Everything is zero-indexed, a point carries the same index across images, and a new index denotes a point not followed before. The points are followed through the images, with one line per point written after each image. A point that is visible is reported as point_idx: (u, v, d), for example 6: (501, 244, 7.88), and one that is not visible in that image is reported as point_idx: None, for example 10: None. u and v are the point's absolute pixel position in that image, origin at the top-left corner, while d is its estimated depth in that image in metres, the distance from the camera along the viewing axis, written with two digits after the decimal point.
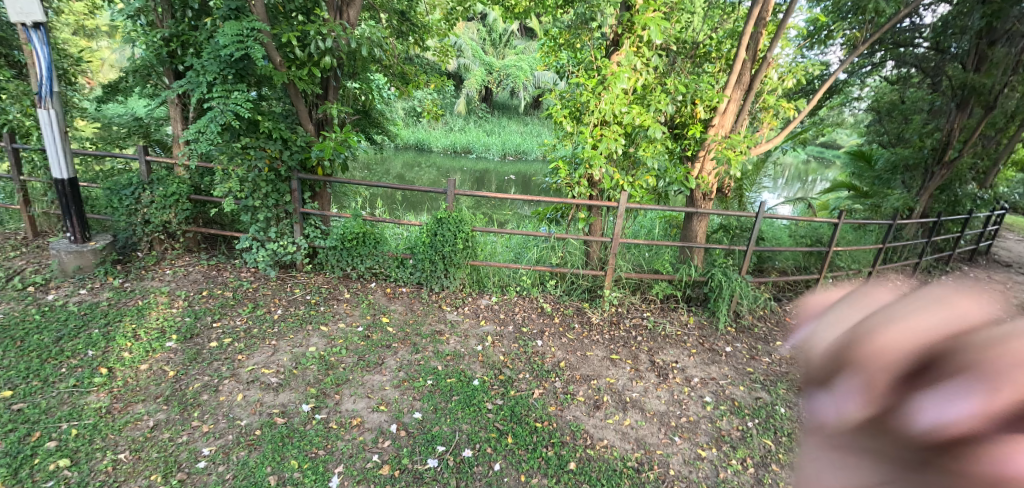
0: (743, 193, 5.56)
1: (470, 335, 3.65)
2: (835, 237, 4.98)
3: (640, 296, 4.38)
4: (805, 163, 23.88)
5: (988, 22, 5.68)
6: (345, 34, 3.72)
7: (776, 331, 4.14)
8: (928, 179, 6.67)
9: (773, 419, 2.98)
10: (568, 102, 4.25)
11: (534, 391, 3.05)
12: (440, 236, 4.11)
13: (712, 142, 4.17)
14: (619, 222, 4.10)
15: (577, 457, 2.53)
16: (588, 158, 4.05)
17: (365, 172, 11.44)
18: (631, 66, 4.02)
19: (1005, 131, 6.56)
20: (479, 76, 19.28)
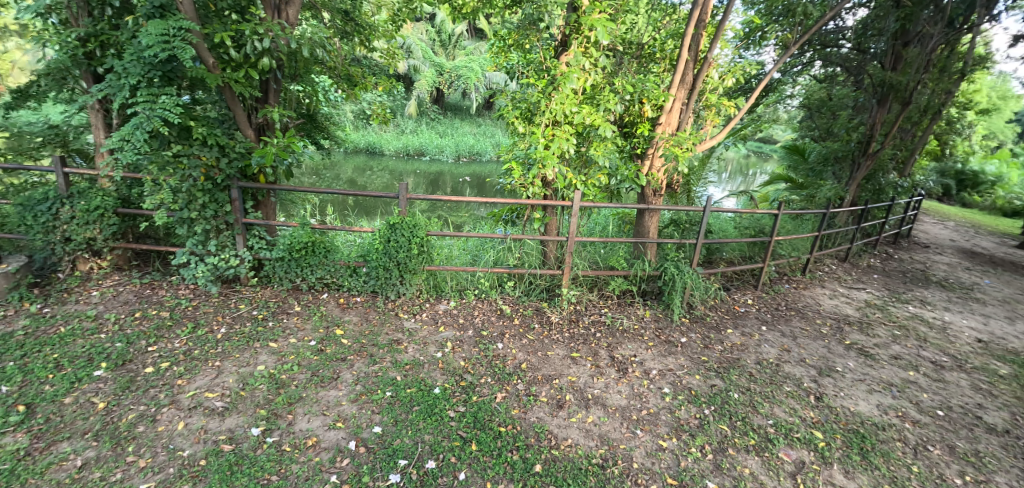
0: (690, 189, 5.77)
1: (430, 341, 3.57)
2: (776, 227, 5.24)
3: (597, 293, 4.43)
4: (745, 157, 25.26)
5: (902, 24, 6.23)
6: (284, 34, 3.54)
7: (726, 320, 4.31)
8: (856, 170, 7.03)
9: (727, 405, 3.09)
10: (519, 103, 4.25)
11: (497, 395, 3.02)
12: (394, 243, 3.96)
13: (660, 140, 4.28)
14: (573, 221, 4.13)
15: (543, 458, 2.52)
16: (541, 158, 3.99)
17: (314, 178, 11.06)
18: (580, 66, 4.06)
19: (920, 124, 7.15)
20: (429, 77, 19.10)
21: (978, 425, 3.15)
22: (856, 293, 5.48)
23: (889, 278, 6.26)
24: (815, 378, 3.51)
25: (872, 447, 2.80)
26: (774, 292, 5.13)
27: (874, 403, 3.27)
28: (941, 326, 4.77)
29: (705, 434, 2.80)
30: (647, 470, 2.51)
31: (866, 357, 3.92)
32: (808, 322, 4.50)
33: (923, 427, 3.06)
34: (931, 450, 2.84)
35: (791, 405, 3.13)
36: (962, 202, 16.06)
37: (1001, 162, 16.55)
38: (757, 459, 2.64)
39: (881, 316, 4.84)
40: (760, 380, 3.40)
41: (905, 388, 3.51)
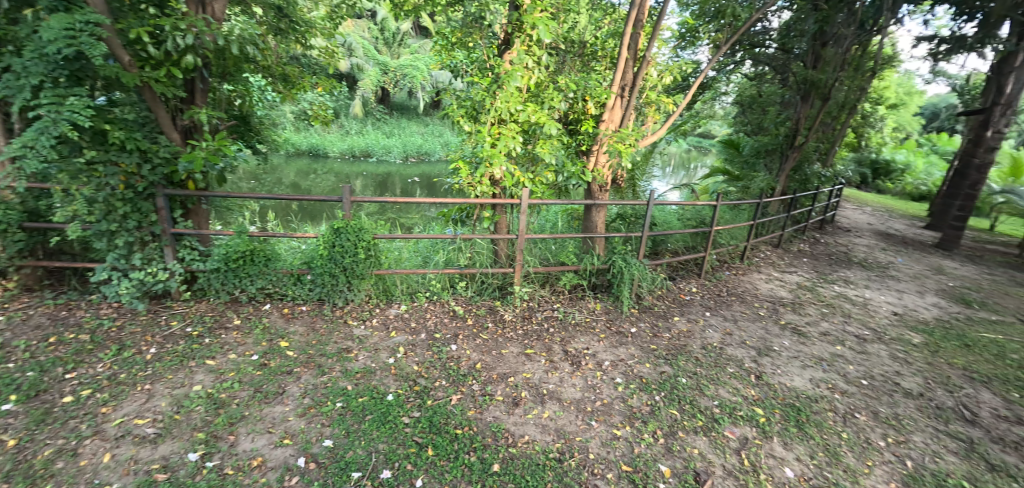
0: (635, 183, 5.95)
1: (381, 347, 3.47)
2: (716, 217, 5.50)
3: (549, 289, 4.49)
4: (686, 152, 26.48)
5: (820, 26, 6.70)
6: (210, 30, 3.32)
7: (673, 309, 4.48)
8: (784, 162, 7.51)
9: (676, 389, 3.21)
10: (464, 102, 4.21)
11: (452, 397, 2.98)
12: (339, 247, 3.82)
13: (604, 136, 4.38)
14: (522, 218, 4.14)
15: (501, 457, 2.52)
16: (488, 156, 3.97)
17: (253, 183, 10.52)
18: (523, 65, 4.07)
19: (838, 118, 7.72)
20: (374, 77, 18.67)
21: (896, 391, 3.45)
22: (789, 276, 5.86)
23: (816, 260, 6.75)
24: (755, 358, 3.72)
25: (808, 419, 3.00)
26: (715, 279, 5.39)
27: (808, 378, 3.51)
28: (862, 302, 5.20)
29: (657, 419, 2.89)
30: (603, 459, 2.56)
31: (799, 336, 4.20)
32: (747, 306, 4.77)
33: (850, 396, 3.32)
34: (858, 417, 3.08)
35: (734, 386, 3.30)
36: (877, 188, 17.58)
37: (907, 151, 18.26)
38: (705, 438, 2.76)
39: (811, 297, 5.20)
40: (705, 364, 3.56)
41: (833, 361, 3.79)
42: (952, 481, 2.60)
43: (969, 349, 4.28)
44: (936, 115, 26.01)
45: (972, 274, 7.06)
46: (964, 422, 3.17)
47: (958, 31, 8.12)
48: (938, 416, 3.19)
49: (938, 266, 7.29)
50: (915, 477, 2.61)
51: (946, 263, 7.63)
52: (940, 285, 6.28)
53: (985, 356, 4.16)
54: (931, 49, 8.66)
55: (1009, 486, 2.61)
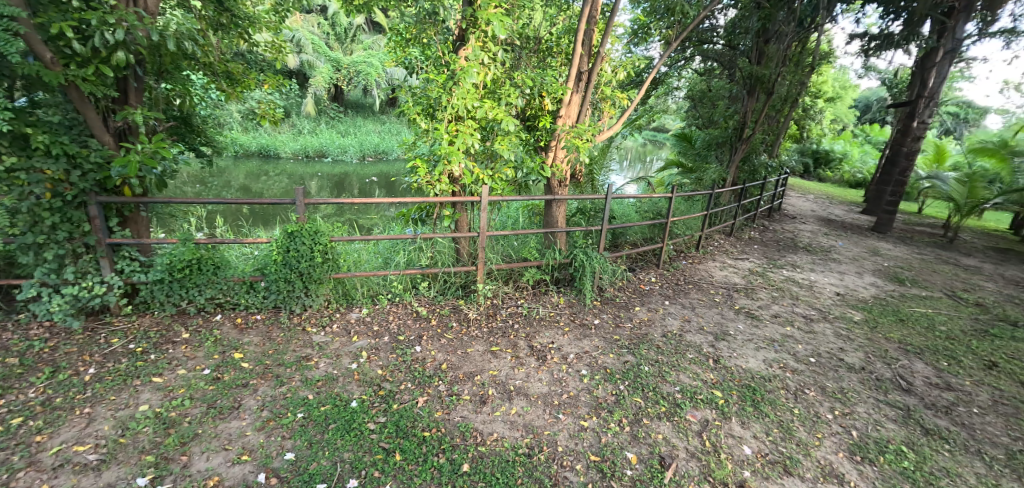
0: (594, 177, 6.05)
1: (343, 353, 3.37)
2: (671, 209, 5.67)
3: (512, 285, 4.50)
4: (641, 146, 27.22)
5: (763, 23, 7.04)
6: (143, 25, 3.10)
7: (634, 299, 4.59)
8: (734, 153, 7.80)
9: (640, 378, 3.29)
10: (420, 99, 4.13)
11: (418, 399, 2.94)
12: (294, 252, 3.66)
13: (561, 131, 4.42)
14: (483, 216, 4.12)
15: (470, 457, 2.50)
16: (446, 154, 3.92)
17: (198, 187, 9.97)
18: (479, 61, 4.04)
19: (782, 111, 8.10)
20: (326, 73, 18.10)
21: (841, 366, 3.67)
22: (741, 263, 6.12)
23: (765, 247, 7.09)
24: (712, 343, 3.86)
25: (762, 398, 3.15)
26: (673, 268, 5.56)
27: (761, 358, 3.68)
28: (808, 285, 5.50)
29: (622, 408, 2.96)
30: (572, 451, 2.59)
31: (752, 319, 4.40)
32: (703, 293, 4.94)
33: (800, 373, 3.51)
34: (807, 393, 3.26)
35: (694, 371, 3.41)
36: (818, 177, 18.64)
37: (844, 141, 19.46)
38: (668, 424, 2.84)
39: (762, 282, 5.46)
40: (666, 351, 3.66)
41: (784, 342, 3.99)
42: (892, 447, 2.80)
43: (903, 323, 4.61)
44: (868, 107, 27.85)
45: (903, 254, 7.61)
46: (902, 391, 3.41)
47: (886, 29, 8.70)
48: (878, 387, 3.42)
49: (874, 248, 7.82)
50: (860, 445, 2.79)
51: (881, 244, 8.19)
52: (876, 265, 6.73)
53: (917, 329, 4.49)
54: (863, 45, 9.23)
55: (942, 447, 2.83)
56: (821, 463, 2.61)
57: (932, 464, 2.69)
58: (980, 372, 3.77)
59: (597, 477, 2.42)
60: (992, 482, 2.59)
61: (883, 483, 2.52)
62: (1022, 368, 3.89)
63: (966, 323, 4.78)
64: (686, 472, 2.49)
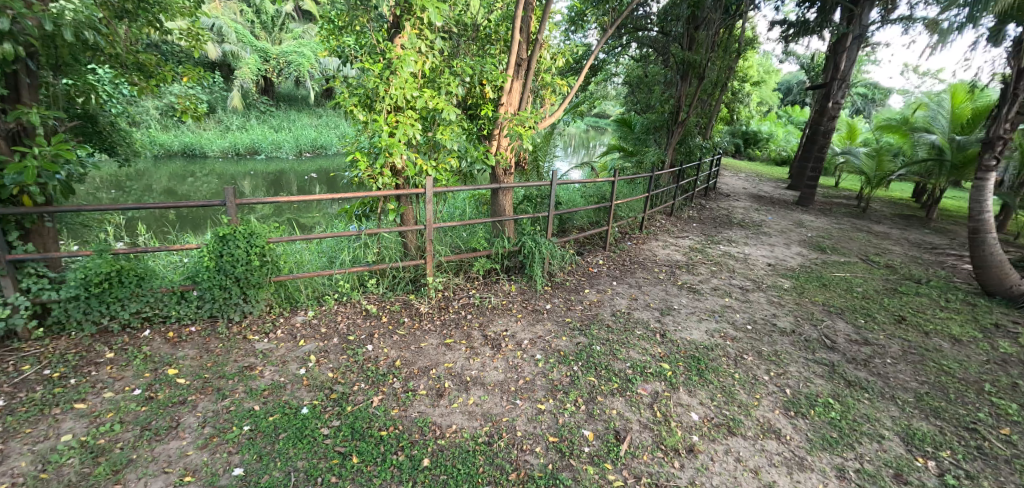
0: (539, 164, 6.11)
1: (290, 359, 3.23)
2: (615, 192, 5.82)
3: (463, 276, 4.48)
4: (584, 132, 27.73)
5: (692, 10, 7.32)
6: (32, 13, 2.76)
7: (583, 282, 4.71)
8: (671, 136, 8.07)
9: (593, 357, 3.38)
10: (356, 90, 3.97)
11: (373, 399, 2.87)
12: (228, 256, 3.44)
13: (504, 120, 4.43)
14: (428, 208, 4.05)
15: (429, 451, 2.48)
16: (387, 146, 3.81)
17: (114, 192, 9.12)
18: (416, 49, 3.94)
19: (713, 94, 8.48)
20: (253, 65, 16.97)
21: (774, 330, 3.95)
22: (682, 241, 6.41)
23: (703, 225, 7.46)
24: (658, 318, 4.04)
25: (706, 366, 3.33)
26: (619, 250, 5.74)
27: (704, 329, 3.89)
28: (743, 258, 5.86)
29: (577, 388, 3.03)
30: (531, 434, 2.63)
31: (694, 293, 4.63)
32: (648, 272, 5.14)
33: (739, 340, 3.74)
34: (746, 358, 3.48)
35: (643, 347, 3.55)
36: (749, 156, 19.81)
37: (770, 122, 20.78)
38: (621, 399, 2.94)
39: (701, 257, 5.74)
40: (616, 329, 3.79)
41: (723, 312, 4.24)
42: (821, 400, 3.06)
43: (826, 287, 5.03)
44: (789, 90, 29.85)
45: (824, 225, 8.27)
46: (827, 349, 3.72)
47: (802, 17, 9.33)
48: (808, 347, 3.72)
49: (799, 220, 8.43)
50: (793, 401, 3.02)
51: (804, 217, 8.85)
52: (801, 236, 7.28)
53: (837, 292, 4.92)
54: (783, 32, 9.84)
55: (863, 396, 3.12)
56: (761, 422, 2.81)
57: (855, 412, 2.97)
58: (891, 326, 4.18)
59: (556, 458, 2.47)
60: (904, 423, 2.89)
61: (814, 433, 2.75)
62: (924, 319, 4.35)
63: (878, 283, 5.28)
64: (640, 443, 2.60)
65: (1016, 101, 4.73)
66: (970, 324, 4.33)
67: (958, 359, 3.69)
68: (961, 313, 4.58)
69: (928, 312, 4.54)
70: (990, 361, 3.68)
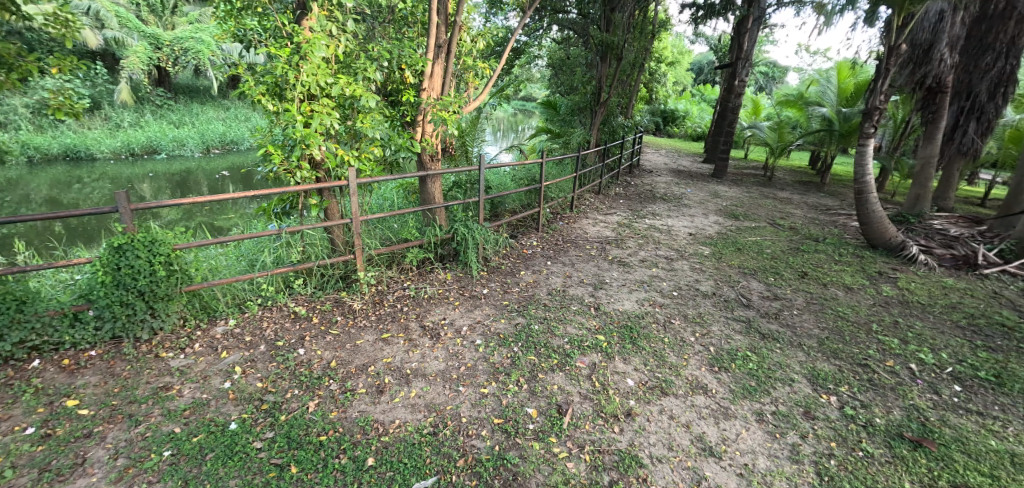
0: (467, 149, 6.04)
1: (211, 374, 2.99)
2: (544, 173, 5.90)
3: (396, 268, 4.36)
4: (513, 117, 27.76)
5: None
6: None
7: (518, 264, 4.77)
8: (595, 116, 8.30)
9: (531, 337, 3.44)
10: (263, 77, 3.66)
11: (309, 404, 2.74)
12: (127, 268, 3.08)
13: (427, 105, 4.31)
14: (354, 201, 3.87)
15: (373, 450, 2.42)
16: (302, 138, 3.57)
17: None
18: (326, 32, 3.69)
19: (632, 75, 8.80)
20: (142, 54, 15.22)
21: (698, 295, 4.23)
22: (611, 218, 6.65)
23: (630, 201, 7.79)
24: (592, 293, 4.18)
25: (638, 334, 3.51)
26: (552, 230, 5.85)
27: (634, 300, 4.09)
28: (667, 229, 6.19)
29: (518, 368, 3.08)
30: (476, 419, 2.64)
31: (624, 267, 4.84)
32: (581, 249, 5.29)
33: (666, 307, 3.97)
34: (673, 322, 3.71)
35: (579, 321, 3.67)
36: (668, 134, 20.86)
37: (685, 100, 21.94)
38: (562, 374, 3.03)
39: (629, 232, 5.99)
40: (552, 307, 3.89)
41: (652, 281, 4.48)
42: (741, 354, 3.33)
43: (740, 251, 5.44)
44: (701, 70, 31.67)
45: (736, 194, 8.93)
46: (744, 306, 4.06)
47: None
48: (728, 307, 4.02)
49: (714, 191, 9.04)
50: (717, 358, 3.27)
51: (720, 187, 9.50)
52: (717, 205, 7.81)
53: (750, 254, 5.35)
54: (692, 14, 10.38)
55: (775, 346, 3.44)
56: (689, 380, 3.01)
57: (769, 361, 3.26)
58: (796, 281, 4.63)
59: (502, 438, 2.50)
60: (810, 366, 3.23)
61: (736, 384, 2.99)
62: (823, 273, 4.86)
63: (784, 244, 5.81)
64: (582, 413, 2.70)
65: (888, 75, 5.32)
66: (859, 273, 4.90)
67: (850, 305, 4.17)
68: (852, 264, 5.16)
69: (826, 266, 5.08)
70: (875, 304, 4.20)
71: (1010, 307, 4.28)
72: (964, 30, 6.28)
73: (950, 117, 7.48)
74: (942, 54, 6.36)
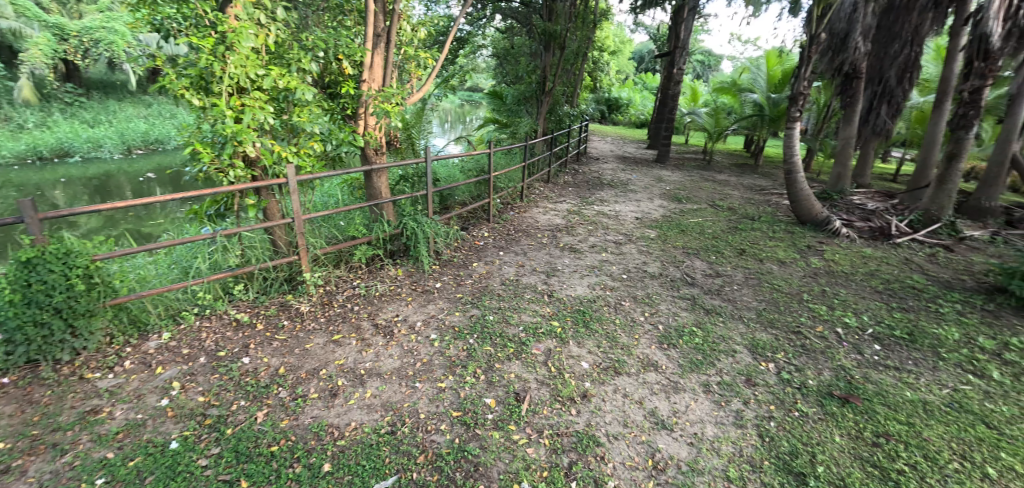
0: (414, 142, 5.92)
1: (146, 392, 2.78)
2: (492, 164, 5.90)
3: (345, 267, 4.22)
4: (460, 108, 27.45)
5: None
6: None
7: (470, 256, 4.75)
8: (541, 106, 8.37)
9: (487, 328, 3.44)
10: (185, 70, 3.40)
11: (257, 415, 2.61)
12: (41, 284, 2.77)
13: (368, 97, 4.18)
14: (295, 199, 3.69)
15: (329, 455, 2.34)
16: (234, 134, 3.36)
17: None
18: (254, 20, 3.48)
19: (575, 63, 8.92)
20: (45, 45, 13.80)
21: (646, 276, 4.39)
22: (560, 206, 6.74)
23: (578, 188, 7.92)
24: (545, 280, 4.24)
25: (591, 318, 3.59)
26: (503, 220, 5.86)
27: (586, 285, 4.18)
28: (615, 215, 6.36)
29: (474, 360, 3.07)
30: (434, 414, 2.62)
31: (575, 253, 4.92)
32: (532, 238, 5.34)
33: (617, 290, 4.09)
34: (624, 304, 3.83)
35: (533, 309, 3.71)
36: (613, 122, 21.36)
37: (628, 88, 22.51)
38: (518, 362, 3.05)
39: (579, 219, 6.11)
40: (506, 297, 3.91)
41: (602, 266, 4.60)
42: (687, 330, 3.49)
43: (684, 233, 5.68)
44: (642, 59, 32.58)
45: (678, 178, 9.30)
46: (689, 285, 4.25)
47: None
48: (674, 286, 4.20)
49: (658, 176, 9.38)
50: (666, 335, 3.41)
51: (663, 172, 9.86)
52: (661, 190, 8.11)
53: (693, 235, 5.60)
54: (632, 4, 10.63)
55: (718, 320, 3.64)
56: (641, 358, 3.12)
57: (713, 335, 3.44)
58: (735, 258, 4.90)
59: (462, 431, 2.50)
60: (750, 336, 3.44)
61: (684, 359, 3.14)
62: (759, 249, 5.17)
63: (724, 223, 6.13)
64: (539, 399, 2.74)
65: (810, 62, 5.70)
66: (790, 248, 5.25)
67: (784, 278, 4.45)
68: (784, 239, 5.53)
69: (761, 242, 5.41)
70: (805, 275, 4.53)
71: (919, 272, 4.74)
72: (873, 20, 6.83)
73: (865, 101, 8.12)
74: (856, 42, 6.88)
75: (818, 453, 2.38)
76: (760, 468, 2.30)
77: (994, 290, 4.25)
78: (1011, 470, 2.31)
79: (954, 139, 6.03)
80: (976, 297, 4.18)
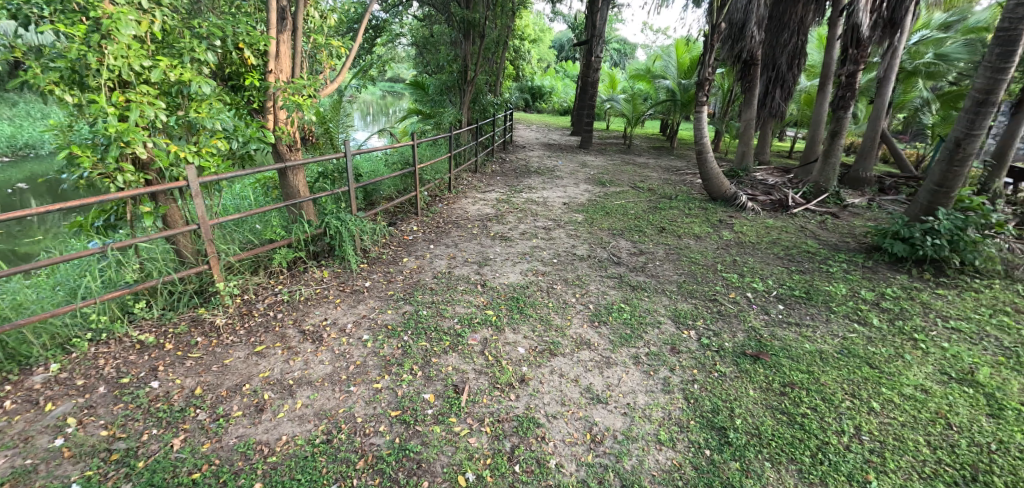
0: (332, 135, 5.66)
1: (35, 433, 2.44)
2: (417, 156, 5.77)
3: (264, 273, 3.95)
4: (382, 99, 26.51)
5: None
6: None
7: (399, 252, 4.63)
8: (464, 95, 8.33)
9: (421, 323, 3.39)
10: (52, 62, 2.96)
11: (172, 442, 2.38)
12: None
13: (276, 90, 3.89)
14: (200, 203, 3.37)
15: (259, 474, 2.20)
16: (121, 135, 3.00)
17: None
18: (134, 5, 3.10)
19: (496, 52, 8.90)
20: None
21: (575, 259, 4.53)
22: (489, 195, 6.75)
23: (506, 177, 7.97)
24: (477, 270, 4.24)
25: (524, 304, 3.65)
26: (432, 213, 5.77)
27: (519, 271, 4.24)
28: (543, 201, 6.48)
29: (410, 357, 3.02)
30: (372, 417, 2.54)
31: (506, 241, 4.97)
32: (462, 229, 5.30)
33: (548, 274, 4.19)
34: (556, 287, 3.94)
35: (467, 300, 3.70)
36: (538, 110, 21.67)
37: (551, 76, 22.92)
38: (456, 354, 3.04)
39: (508, 207, 6.15)
40: (439, 290, 3.86)
41: (533, 252, 4.67)
42: (616, 307, 3.66)
43: (609, 215, 5.92)
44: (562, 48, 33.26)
45: (601, 162, 9.66)
46: (616, 264, 4.45)
47: None
48: (603, 267, 4.37)
49: (582, 161, 9.68)
50: (597, 313, 3.55)
51: (587, 158, 10.18)
52: (586, 174, 8.38)
53: (617, 217, 5.85)
54: None
55: (644, 295, 3.85)
56: (574, 338, 3.23)
57: (641, 309, 3.64)
58: (656, 236, 5.19)
59: (402, 429, 2.45)
60: (673, 308, 3.67)
61: (613, 334, 3.29)
62: (677, 226, 5.52)
63: (645, 204, 6.46)
64: (477, 389, 2.75)
65: (713, 50, 6.11)
66: (704, 223, 5.65)
67: (700, 251, 4.79)
68: (698, 216, 5.93)
69: (679, 219, 5.77)
70: (718, 248, 4.90)
71: (812, 237, 5.29)
72: (766, 10, 7.38)
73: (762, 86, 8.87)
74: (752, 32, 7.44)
75: (736, 408, 2.61)
76: (687, 428, 2.48)
77: (872, 249, 4.86)
78: (891, 402, 2.67)
79: (835, 118, 6.77)
80: (858, 256, 4.76)
